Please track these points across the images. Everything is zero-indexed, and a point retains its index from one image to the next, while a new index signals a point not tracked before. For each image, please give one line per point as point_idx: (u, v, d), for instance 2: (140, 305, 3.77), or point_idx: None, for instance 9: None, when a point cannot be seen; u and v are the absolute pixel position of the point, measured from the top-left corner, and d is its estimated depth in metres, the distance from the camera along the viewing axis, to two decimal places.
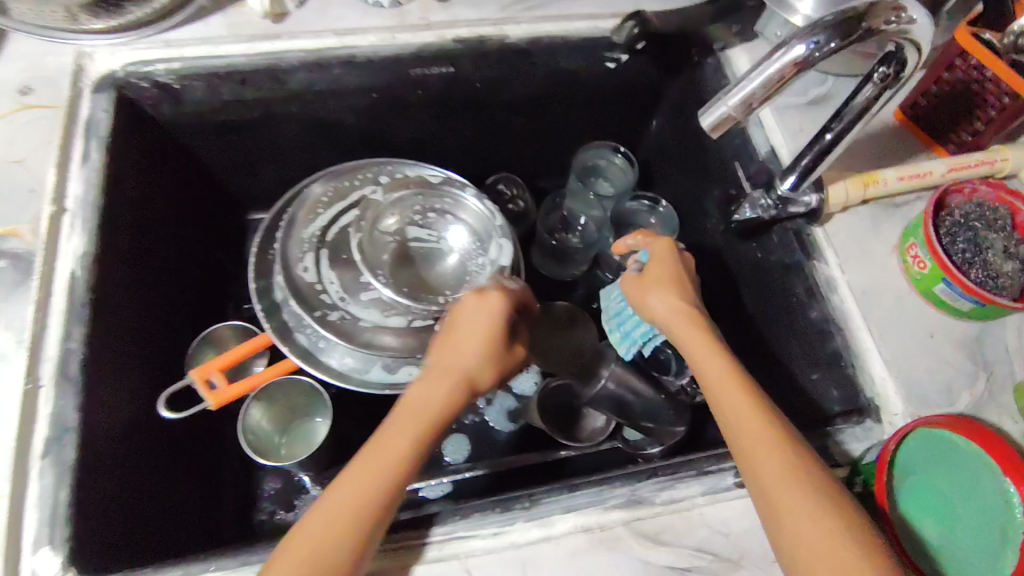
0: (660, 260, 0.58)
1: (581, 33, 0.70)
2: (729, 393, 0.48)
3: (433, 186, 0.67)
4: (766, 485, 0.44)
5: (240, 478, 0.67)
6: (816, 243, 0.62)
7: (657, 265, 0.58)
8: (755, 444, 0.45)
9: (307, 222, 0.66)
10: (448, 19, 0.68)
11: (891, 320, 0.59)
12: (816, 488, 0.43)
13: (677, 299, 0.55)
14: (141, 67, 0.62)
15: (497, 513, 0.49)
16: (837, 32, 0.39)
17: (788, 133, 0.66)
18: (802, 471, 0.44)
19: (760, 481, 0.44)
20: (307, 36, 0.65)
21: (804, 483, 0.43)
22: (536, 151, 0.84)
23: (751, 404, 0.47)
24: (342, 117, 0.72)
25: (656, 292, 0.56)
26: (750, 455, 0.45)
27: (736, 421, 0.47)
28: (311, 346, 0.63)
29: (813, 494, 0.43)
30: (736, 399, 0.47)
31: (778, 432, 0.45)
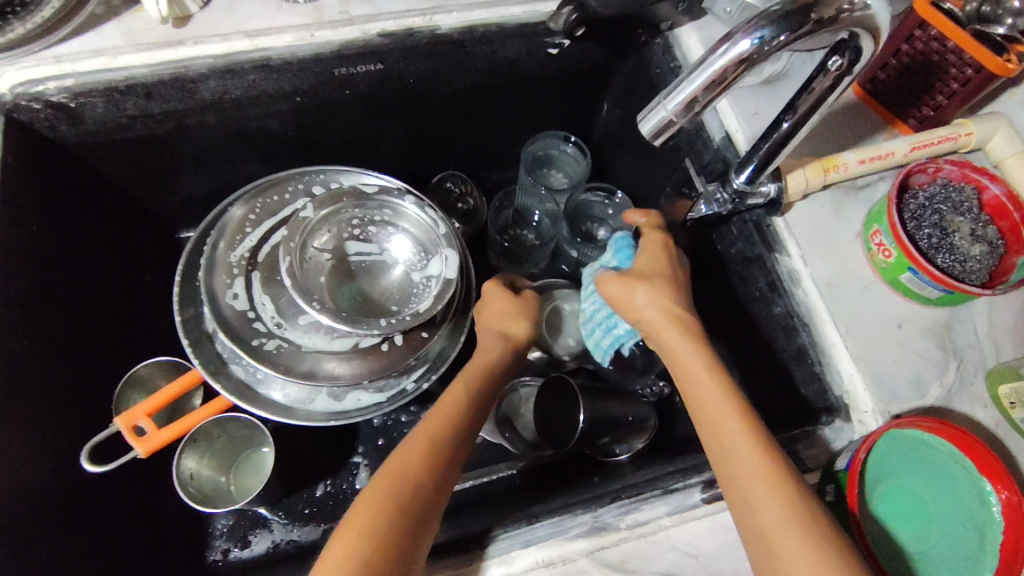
0: (650, 256, 0.53)
1: (517, 19, 0.64)
2: (719, 408, 0.43)
3: (367, 198, 0.60)
4: (760, 521, 0.39)
5: (187, 520, 0.64)
6: (777, 234, 0.59)
7: (648, 263, 0.52)
8: (748, 471, 0.40)
9: (234, 244, 0.61)
10: (372, 12, 0.62)
11: (857, 312, 0.56)
12: (818, 522, 0.38)
13: (664, 296, 0.50)
14: (30, 87, 0.56)
15: (452, 554, 0.46)
16: (784, 25, 0.36)
17: (744, 117, 0.61)
18: (791, 496, 0.39)
19: (753, 514, 0.39)
20: (214, 40, 0.59)
21: (803, 518, 0.38)
22: (484, 145, 0.79)
23: (746, 423, 0.42)
24: (267, 124, 0.66)
25: (643, 287, 0.50)
26: (744, 481, 0.40)
27: (727, 444, 0.41)
28: (248, 378, 0.58)
29: (815, 532, 0.37)
30: (731, 420, 0.42)
31: (771, 456, 0.40)
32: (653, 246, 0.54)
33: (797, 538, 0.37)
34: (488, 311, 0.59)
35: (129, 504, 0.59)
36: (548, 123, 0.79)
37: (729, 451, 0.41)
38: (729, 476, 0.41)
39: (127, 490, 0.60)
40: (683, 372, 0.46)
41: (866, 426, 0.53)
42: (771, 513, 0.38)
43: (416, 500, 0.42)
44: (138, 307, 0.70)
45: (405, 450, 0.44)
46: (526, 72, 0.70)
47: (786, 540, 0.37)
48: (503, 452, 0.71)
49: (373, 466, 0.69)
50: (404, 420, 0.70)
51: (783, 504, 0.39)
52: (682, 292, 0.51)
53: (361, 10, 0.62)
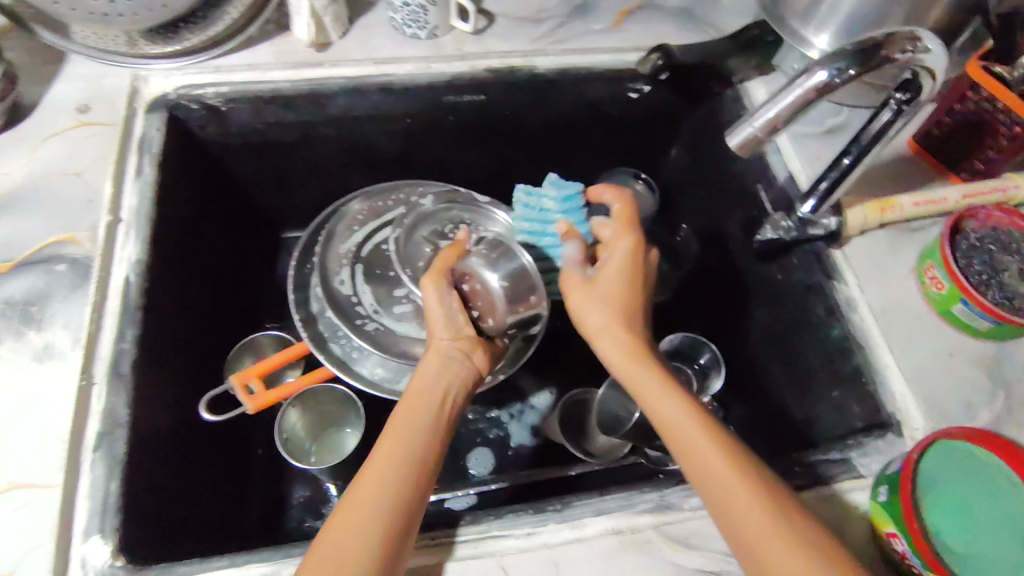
0: (615, 277, 0.57)
1: (606, 65, 0.73)
2: (684, 424, 0.48)
3: (479, 206, 0.69)
4: (740, 526, 0.43)
5: (267, 488, 0.69)
6: (836, 264, 0.64)
7: (609, 284, 0.56)
8: (722, 479, 0.45)
9: (345, 237, 0.70)
10: (481, 51, 0.72)
11: (910, 339, 0.61)
12: (790, 520, 0.42)
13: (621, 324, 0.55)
14: (193, 90, 0.65)
15: (530, 513, 0.51)
16: (856, 60, 0.43)
17: (806, 160, 0.68)
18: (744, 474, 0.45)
19: (733, 516, 0.43)
20: (348, 65, 0.69)
21: (780, 517, 0.42)
22: (560, 177, 0.87)
23: (708, 437, 0.47)
24: (378, 140, 0.75)
25: (583, 296, 0.57)
26: (720, 487, 0.45)
27: (683, 437, 0.47)
28: (344, 356, 0.65)
29: (794, 530, 0.42)
30: (698, 438, 0.47)
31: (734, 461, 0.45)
32: (614, 266, 0.57)
33: (780, 538, 0.42)
34: (430, 317, 0.56)
35: (223, 463, 0.65)
36: (621, 162, 0.86)
37: (699, 460, 0.46)
38: (705, 485, 0.45)
39: (224, 449, 0.65)
40: (647, 394, 0.51)
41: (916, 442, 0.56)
42: (752, 517, 0.43)
43: (393, 486, 0.45)
44: (244, 295, 0.78)
45: (388, 447, 0.48)
46: (608, 112, 0.78)
47: (770, 537, 0.42)
48: (561, 458, 0.75)
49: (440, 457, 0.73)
50: (471, 418, 0.76)
51: (762, 508, 0.43)
52: (635, 314, 0.56)
53: (473, 49, 0.72)
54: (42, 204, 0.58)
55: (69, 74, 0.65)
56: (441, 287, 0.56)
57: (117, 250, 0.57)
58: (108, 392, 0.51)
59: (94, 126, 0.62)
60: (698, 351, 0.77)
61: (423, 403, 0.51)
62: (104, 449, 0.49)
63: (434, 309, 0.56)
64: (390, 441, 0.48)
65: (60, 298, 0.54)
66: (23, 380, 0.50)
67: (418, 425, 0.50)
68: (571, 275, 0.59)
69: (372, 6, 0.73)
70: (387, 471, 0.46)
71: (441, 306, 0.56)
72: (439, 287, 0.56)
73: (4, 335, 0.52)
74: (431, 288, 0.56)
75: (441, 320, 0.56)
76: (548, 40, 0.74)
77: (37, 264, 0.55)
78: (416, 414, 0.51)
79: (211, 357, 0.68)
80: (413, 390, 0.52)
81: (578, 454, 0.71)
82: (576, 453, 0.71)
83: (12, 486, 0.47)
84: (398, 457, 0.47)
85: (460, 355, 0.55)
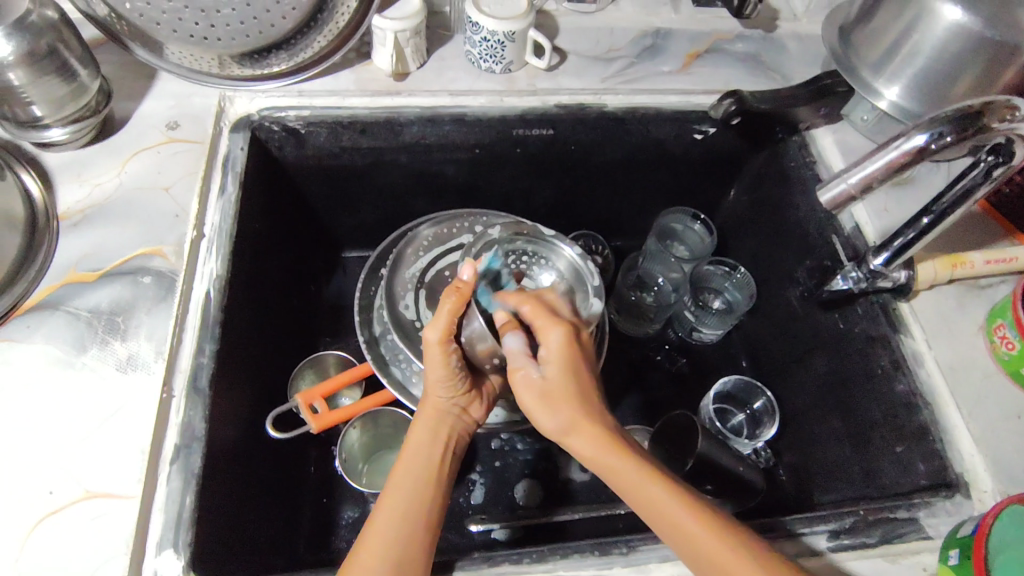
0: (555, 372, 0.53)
1: (674, 106, 0.74)
2: (673, 510, 0.48)
3: (542, 238, 0.69)
4: None
5: (318, 507, 0.69)
6: (902, 318, 0.64)
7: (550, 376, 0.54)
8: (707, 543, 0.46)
9: (411, 262, 0.71)
10: (553, 87, 0.73)
11: (978, 399, 0.60)
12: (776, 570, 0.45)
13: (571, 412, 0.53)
14: (275, 112, 0.67)
15: (597, 556, 0.51)
16: (955, 126, 0.43)
17: (873, 212, 0.68)
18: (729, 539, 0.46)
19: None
20: (424, 95, 0.71)
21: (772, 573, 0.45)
22: (616, 212, 0.88)
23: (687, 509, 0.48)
24: (445, 169, 0.76)
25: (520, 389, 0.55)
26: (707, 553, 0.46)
27: (665, 514, 0.48)
28: (404, 380, 0.66)
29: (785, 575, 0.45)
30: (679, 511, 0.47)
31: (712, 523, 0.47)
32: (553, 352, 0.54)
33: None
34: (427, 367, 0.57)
35: (278, 480, 0.65)
36: (678, 201, 0.87)
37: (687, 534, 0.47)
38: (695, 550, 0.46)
39: (280, 466, 0.66)
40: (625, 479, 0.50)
41: (985, 504, 0.56)
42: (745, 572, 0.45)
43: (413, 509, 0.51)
44: (302, 312, 0.79)
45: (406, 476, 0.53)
46: (671, 152, 0.79)
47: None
48: (609, 495, 0.74)
49: (487, 486, 0.74)
50: (520, 447, 0.76)
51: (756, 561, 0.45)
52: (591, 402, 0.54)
53: (545, 84, 0.73)
54: (131, 217, 0.60)
55: (160, 91, 0.68)
56: (447, 348, 0.55)
57: (200, 264, 0.59)
58: (186, 405, 0.53)
59: (184, 142, 0.65)
60: (753, 396, 0.77)
61: (431, 444, 0.56)
62: (180, 462, 0.50)
63: (432, 361, 0.56)
64: (400, 480, 0.52)
65: (145, 309, 0.56)
66: (106, 389, 0.52)
67: (424, 462, 0.54)
68: (522, 374, 0.54)
69: (448, 40, 0.75)
70: (399, 508, 0.50)
71: (447, 368, 0.56)
72: (444, 346, 0.55)
73: (90, 343, 0.54)
74: (437, 352, 0.55)
75: (443, 382, 0.57)
76: (618, 79, 0.75)
77: (125, 275, 0.57)
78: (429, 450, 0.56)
79: (272, 374, 0.69)
80: (418, 434, 0.56)
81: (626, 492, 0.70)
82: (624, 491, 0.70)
83: (91, 494, 0.48)
84: (410, 495, 0.51)
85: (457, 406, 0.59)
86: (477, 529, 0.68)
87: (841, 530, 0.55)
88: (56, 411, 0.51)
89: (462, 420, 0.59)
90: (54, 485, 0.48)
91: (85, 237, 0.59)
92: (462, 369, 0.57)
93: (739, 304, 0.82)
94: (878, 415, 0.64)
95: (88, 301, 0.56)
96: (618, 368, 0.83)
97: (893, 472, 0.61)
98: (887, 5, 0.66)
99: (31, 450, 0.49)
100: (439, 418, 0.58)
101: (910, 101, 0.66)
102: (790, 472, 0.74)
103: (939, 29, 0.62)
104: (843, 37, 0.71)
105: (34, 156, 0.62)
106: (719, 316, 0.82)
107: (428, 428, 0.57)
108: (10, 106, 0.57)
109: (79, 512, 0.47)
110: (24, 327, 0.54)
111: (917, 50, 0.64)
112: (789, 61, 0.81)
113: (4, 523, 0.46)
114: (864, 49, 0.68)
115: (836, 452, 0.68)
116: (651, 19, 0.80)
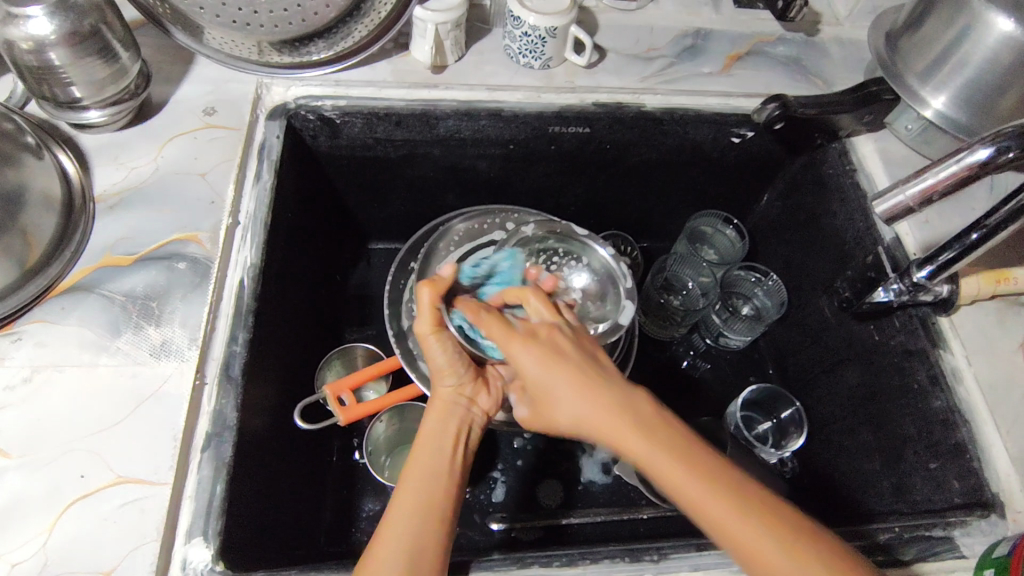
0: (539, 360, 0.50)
1: (713, 109, 0.73)
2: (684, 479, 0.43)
3: (575, 236, 0.68)
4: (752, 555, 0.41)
5: (340, 498, 0.69)
6: (941, 333, 0.62)
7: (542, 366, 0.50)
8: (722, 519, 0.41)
9: (442, 256, 0.70)
10: (592, 85, 0.72)
11: (1018, 418, 0.59)
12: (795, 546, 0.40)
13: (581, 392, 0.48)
14: (311, 101, 0.67)
15: (627, 562, 0.50)
16: (1019, 142, 0.42)
17: (914, 224, 0.67)
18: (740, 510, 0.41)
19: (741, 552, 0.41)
20: (462, 88, 0.70)
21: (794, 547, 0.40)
22: (647, 212, 0.87)
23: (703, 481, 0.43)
24: (477, 163, 0.76)
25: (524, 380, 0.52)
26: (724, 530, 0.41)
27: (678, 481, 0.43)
28: (431, 375, 0.66)
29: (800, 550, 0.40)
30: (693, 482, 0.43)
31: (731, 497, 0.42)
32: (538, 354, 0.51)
33: (728, 508, 0.41)
34: (430, 362, 0.56)
35: (302, 470, 0.65)
36: (710, 204, 0.86)
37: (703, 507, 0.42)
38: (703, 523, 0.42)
39: (304, 457, 0.65)
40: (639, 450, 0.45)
41: (1020, 525, 0.55)
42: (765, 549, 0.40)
43: (420, 515, 0.46)
44: (329, 302, 0.79)
45: (412, 483, 0.48)
46: (707, 154, 0.77)
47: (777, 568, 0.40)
48: (631, 498, 0.73)
49: (508, 484, 0.73)
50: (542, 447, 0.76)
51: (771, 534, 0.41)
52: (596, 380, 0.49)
53: (584, 82, 0.72)
54: (166, 201, 0.60)
55: (197, 76, 0.68)
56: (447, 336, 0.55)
57: (234, 252, 0.59)
58: (218, 392, 0.52)
59: (220, 129, 0.65)
60: (781, 405, 0.76)
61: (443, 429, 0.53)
62: (212, 450, 0.50)
63: (436, 352, 0.55)
64: (415, 464, 0.50)
65: (179, 295, 0.56)
66: (139, 374, 0.52)
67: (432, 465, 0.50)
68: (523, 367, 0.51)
69: (487, 33, 0.74)
70: (415, 490, 0.48)
71: (447, 353, 0.55)
72: (443, 338, 0.54)
73: (124, 327, 0.53)
74: (436, 342, 0.54)
75: (446, 368, 0.55)
76: (657, 79, 0.74)
77: (159, 260, 0.57)
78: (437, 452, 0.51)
79: (299, 364, 0.69)
80: (429, 423, 0.53)
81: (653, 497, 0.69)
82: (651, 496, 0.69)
83: (122, 480, 0.48)
84: (415, 498, 0.47)
85: (462, 399, 0.56)
86: (497, 527, 0.68)
87: (874, 546, 0.54)
88: (90, 395, 0.50)
89: (471, 412, 0.56)
90: (85, 468, 0.48)
91: (120, 220, 0.59)
92: (460, 356, 0.55)
93: (769, 311, 0.81)
94: (913, 430, 0.63)
95: (123, 285, 0.55)
96: (643, 371, 0.82)
97: (925, 489, 0.60)
98: (937, 12, 0.64)
99: (64, 432, 0.49)
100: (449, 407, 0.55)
101: (960, 112, 0.64)
102: (816, 483, 0.73)
103: (991, 39, 0.60)
104: (891, 45, 0.70)
105: (71, 136, 0.62)
106: (748, 323, 0.81)
107: (440, 413, 0.54)
108: (50, 85, 0.57)
109: (110, 498, 0.47)
110: (58, 308, 0.54)
111: (967, 60, 0.62)
112: (832, 66, 0.79)
113: (36, 505, 0.46)
114: (911, 57, 0.67)
115: (864, 465, 0.67)
116: (692, 19, 0.79)
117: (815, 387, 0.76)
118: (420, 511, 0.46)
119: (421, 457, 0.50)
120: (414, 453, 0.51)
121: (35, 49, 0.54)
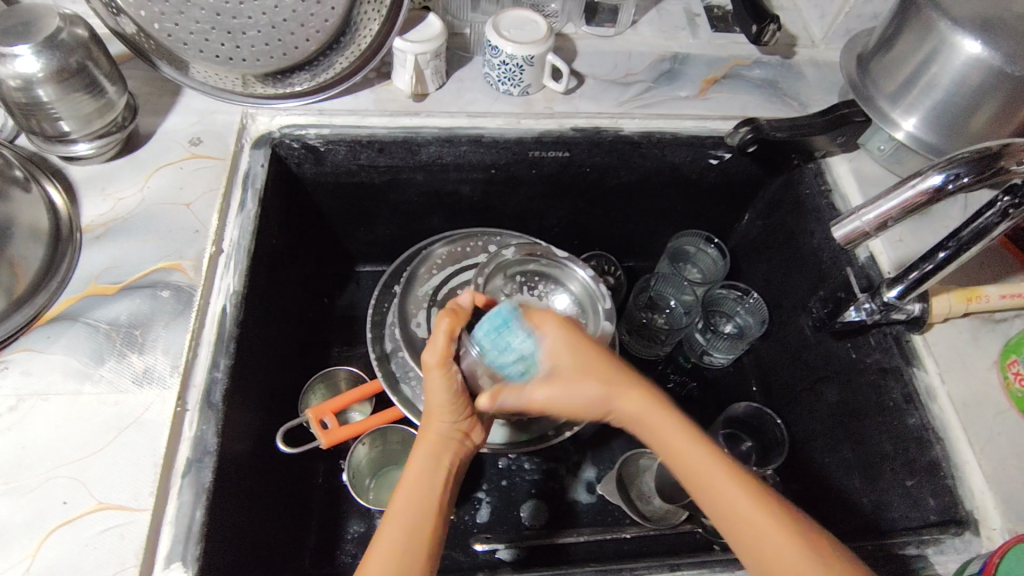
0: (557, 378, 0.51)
1: (690, 131, 0.74)
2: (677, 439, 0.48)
3: (556, 260, 0.69)
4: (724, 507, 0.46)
5: (325, 522, 0.69)
6: (916, 351, 0.63)
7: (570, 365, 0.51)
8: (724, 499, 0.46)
9: (424, 280, 0.72)
10: (570, 110, 0.74)
11: (992, 434, 0.59)
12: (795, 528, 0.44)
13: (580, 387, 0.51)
14: (294, 130, 0.68)
15: None
16: (972, 168, 0.43)
17: (888, 242, 0.68)
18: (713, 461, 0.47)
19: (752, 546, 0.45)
20: (443, 116, 0.71)
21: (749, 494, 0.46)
22: (630, 232, 0.88)
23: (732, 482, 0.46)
24: (459, 188, 0.77)
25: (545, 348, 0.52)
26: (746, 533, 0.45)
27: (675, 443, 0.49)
28: (413, 398, 0.67)
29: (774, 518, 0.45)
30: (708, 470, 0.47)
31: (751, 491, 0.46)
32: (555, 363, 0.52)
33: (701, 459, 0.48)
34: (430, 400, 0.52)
35: (286, 494, 0.66)
36: (691, 224, 0.87)
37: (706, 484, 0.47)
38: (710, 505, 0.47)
39: (288, 480, 0.66)
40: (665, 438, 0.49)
41: (993, 542, 0.55)
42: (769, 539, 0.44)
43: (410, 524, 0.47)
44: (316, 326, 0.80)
45: (418, 503, 0.48)
46: (685, 176, 0.79)
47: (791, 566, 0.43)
48: (615, 517, 0.74)
49: (494, 505, 0.73)
50: (527, 467, 0.76)
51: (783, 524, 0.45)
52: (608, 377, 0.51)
53: (562, 107, 0.74)
54: (151, 230, 0.61)
55: (184, 108, 0.70)
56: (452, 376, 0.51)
57: (217, 280, 0.60)
58: (200, 419, 0.54)
59: (207, 159, 0.66)
60: (764, 423, 0.76)
61: (433, 473, 0.50)
62: (192, 476, 0.51)
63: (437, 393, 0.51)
64: (404, 499, 0.48)
65: (163, 323, 0.57)
66: (122, 402, 0.53)
67: (426, 497, 0.49)
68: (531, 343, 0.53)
69: (468, 61, 0.77)
70: (399, 527, 0.47)
71: (450, 388, 0.51)
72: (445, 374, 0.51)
73: (108, 355, 0.55)
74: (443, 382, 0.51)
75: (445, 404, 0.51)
76: (635, 104, 0.75)
77: (143, 289, 0.58)
78: (424, 488, 0.49)
79: (284, 388, 0.70)
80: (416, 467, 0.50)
81: (635, 516, 0.71)
82: (632, 514, 0.71)
83: (102, 506, 0.48)
84: (409, 508, 0.48)
85: (458, 438, 0.53)
86: (482, 548, 0.67)
87: None
88: (73, 421, 0.51)
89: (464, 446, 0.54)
90: (68, 495, 0.49)
91: (107, 251, 0.60)
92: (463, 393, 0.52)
93: (751, 329, 0.82)
94: (890, 448, 0.63)
95: (108, 314, 0.57)
96: None
97: (902, 506, 0.61)
98: (904, 36, 0.65)
99: (46, 460, 0.50)
100: (443, 444, 0.52)
101: (926, 131, 0.66)
102: (798, 500, 0.73)
103: (958, 61, 0.61)
104: (862, 68, 0.71)
105: (61, 169, 0.64)
106: (730, 341, 0.80)
107: (431, 458, 0.51)
108: (38, 120, 0.59)
109: (90, 524, 0.48)
110: (44, 338, 0.55)
111: (935, 82, 0.63)
112: (807, 88, 0.81)
113: (17, 532, 0.47)
114: (881, 80, 0.68)
115: (843, 480, 0.68)
116: (669, 44, 0.81)
117: (797, 405, 0.77)
118: (417, 521, 0.47)
119: (408, 494, 0.49)
120: (391, 514, 0.48)
121: (23, 87, 0.56)
